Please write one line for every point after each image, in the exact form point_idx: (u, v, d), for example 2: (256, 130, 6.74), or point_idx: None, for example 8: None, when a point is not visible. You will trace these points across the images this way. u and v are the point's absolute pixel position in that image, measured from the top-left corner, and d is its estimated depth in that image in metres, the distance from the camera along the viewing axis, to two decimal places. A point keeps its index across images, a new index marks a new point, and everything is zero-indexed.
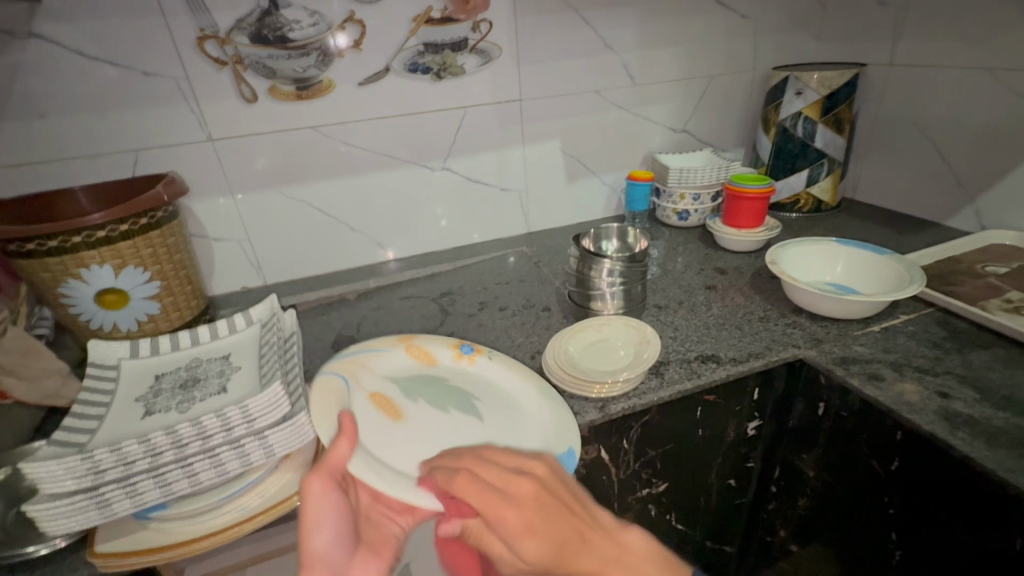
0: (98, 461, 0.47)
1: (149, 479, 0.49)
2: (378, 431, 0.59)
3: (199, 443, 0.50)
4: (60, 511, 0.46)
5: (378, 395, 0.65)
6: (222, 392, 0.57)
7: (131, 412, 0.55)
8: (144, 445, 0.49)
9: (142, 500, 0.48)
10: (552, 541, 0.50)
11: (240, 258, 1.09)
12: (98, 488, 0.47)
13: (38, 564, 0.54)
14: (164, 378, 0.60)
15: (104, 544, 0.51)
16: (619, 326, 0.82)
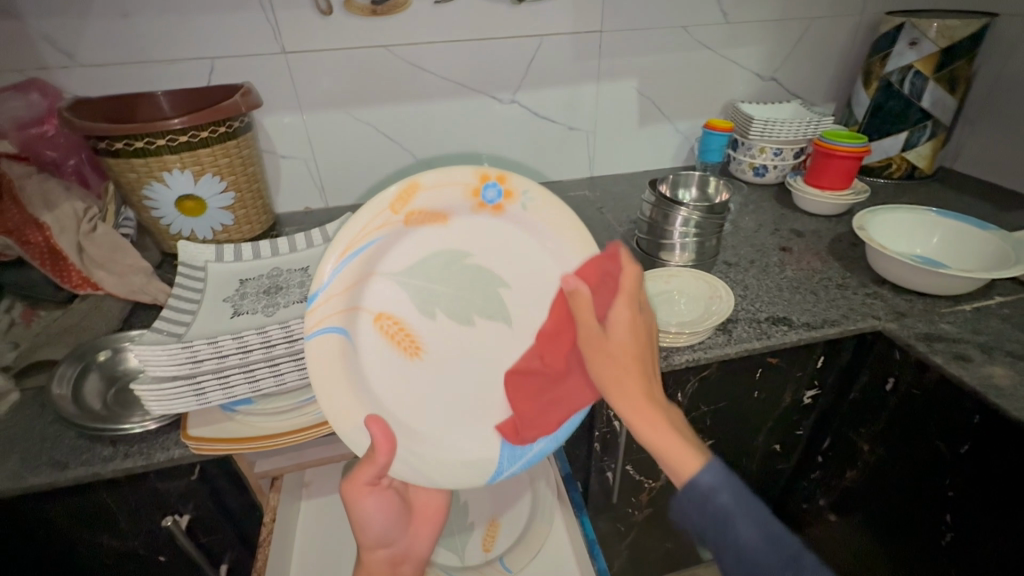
0: (197, 350, 0.50)
1: (240, 373, 0.52)
2: (386, 371, 0.56)
3: (286, 344, 0.53)
4: (164, 393, 0.50)
5: (385, 319, 0.57)
6: (305, 301, 0.59)
7: (219, 309, 0.58)
8: (237, 340, 0.51)
9: (233, 392, 0.52)
10: (621, 368, 0.51)
11: (306, 179, 1.10)
12: (196, 376, 0.50)
13: (134, 441, 0.59)
14: (248, 283, 0.62)
15: (196, 428, 0.55)
16: (688, 278, 0.80)
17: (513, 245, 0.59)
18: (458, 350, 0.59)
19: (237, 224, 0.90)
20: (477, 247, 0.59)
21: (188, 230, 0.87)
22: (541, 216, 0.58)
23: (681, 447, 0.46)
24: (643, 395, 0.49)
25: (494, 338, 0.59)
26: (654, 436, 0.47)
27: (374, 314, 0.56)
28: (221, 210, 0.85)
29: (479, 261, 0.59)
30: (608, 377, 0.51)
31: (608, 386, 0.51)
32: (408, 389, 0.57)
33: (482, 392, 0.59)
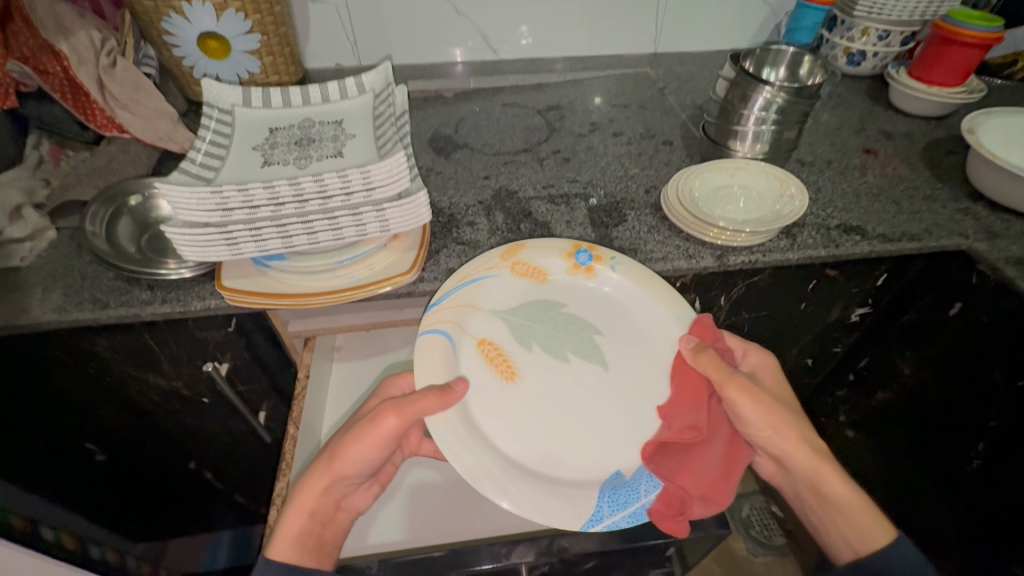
0: (227, 197, 0.46)
1: (273, 226, 0.48)
2: (484, 396, 0.56)
3: (319, 201, 0.48)
4: (195, 239, 0.47)
5: (487, 344, 0.58)
6: (339, 156, 0.53)
7: (248, 159, 0.53)
8: (268, 190, 0.47)
9: (266, 246, 0.49)
10: (788, 427, 0.58)
11: (337, 29, 0.98)
12: (226, 224, 0.47)
13: (171, 287, 0.59)
14: (278, 133, 0.57)
15: (231, 280, 0.54)
16: (757, 173, 0.70)
17: (603, 304, 0.63)
18: (555, 387, 0.58)
19: (264, 73, 0.82)
20: (572, 302, 0.63)
21: (213, 75, 0.80)
22: (626, 274, 0.62)
23: (868, 515, 0.57)
24: (812, 449, 0.59)
25: (589, 377, 0.58)
26: (834, 484, 0.59)
27: (477, 340, 0.58)
28: (247, 55, 0.77)
29: (573, 310, 0.62)
30: (780, 429, 0.58)
31: (781, 436, 0.58)
32: (501, 407, 0.56)
33: (585, 423, 0.56)
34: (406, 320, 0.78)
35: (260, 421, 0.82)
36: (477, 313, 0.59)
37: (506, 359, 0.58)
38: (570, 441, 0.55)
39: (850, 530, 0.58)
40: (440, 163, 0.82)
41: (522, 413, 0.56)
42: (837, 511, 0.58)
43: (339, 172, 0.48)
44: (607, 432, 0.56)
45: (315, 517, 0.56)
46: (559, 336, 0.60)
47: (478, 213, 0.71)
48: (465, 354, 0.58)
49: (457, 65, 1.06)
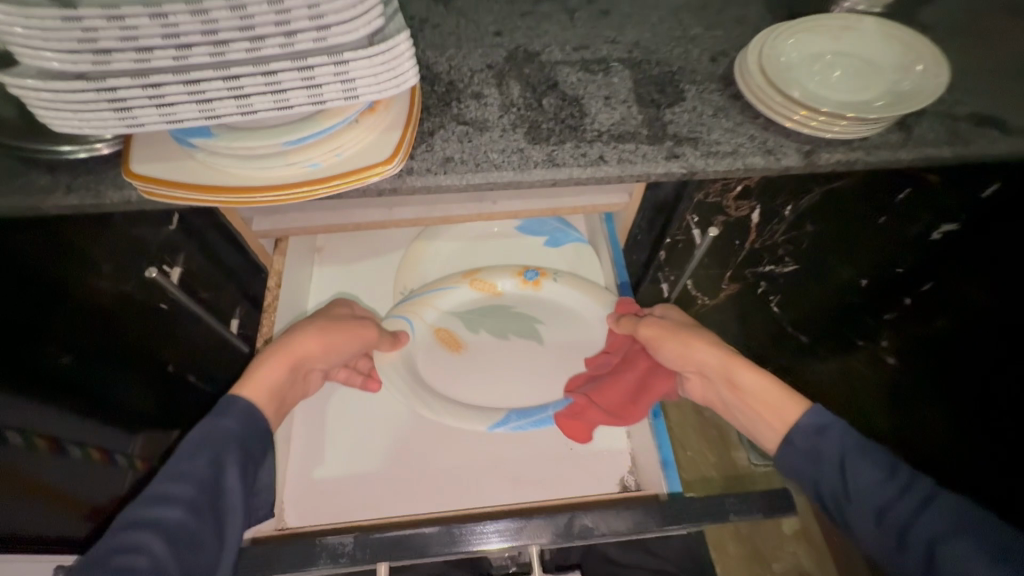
0: (93, 32, 0.29)
1: (179, 85, 0.32)
2: (437, 369, 0.64)
3: (244, 46, 0.31)
4: (66, 99, 0.32)
5: (442, 330, 0.66)
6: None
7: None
8: (157, 22, 0.30)
9: (177, 117, 0.34)
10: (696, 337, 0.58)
11: None
12: (105, 78, 0.31)
13: (78, 171, 0.45)
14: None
15: (143, 165, 0.39)
16: (873, 34, 0.51)
17: (548, 308, 0.68)
18: (496, 366, 0.65)
19: None
20: (521, 306, 0.68)
21: None
22: (571, 284, 0.68)
23: (782, 394, 0.52)
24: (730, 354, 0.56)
25: (531, 360, 0.66)
26: (753, 381, 0.54)
27: (433, 326, 0.66)
28: None
29: (521, 310, 0.68)
30: (689, 342, 0.57)
31: (687, 346, 0.58)
32: (451, 377, 0.64)
33: (528, 393, 0.64)
34: (396, 222, 0.63)
35: (232, 330, 0.72)
36: (433, 305, 0.67)
37: (457, 341, 0.66)
38: (505, 400, 0.63)
39: (771, 417, 0.52)
40: (437, 12, 0.61)
41: (468, 378, 0.64)
42: (756, 403, 0.53)
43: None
44: (536, 386, 0.64)
45: (290, 374, 0.54)
46: (505, 330, 0.67)
47: (485, 83, 0.53)
48: (421, 332, 0.65)
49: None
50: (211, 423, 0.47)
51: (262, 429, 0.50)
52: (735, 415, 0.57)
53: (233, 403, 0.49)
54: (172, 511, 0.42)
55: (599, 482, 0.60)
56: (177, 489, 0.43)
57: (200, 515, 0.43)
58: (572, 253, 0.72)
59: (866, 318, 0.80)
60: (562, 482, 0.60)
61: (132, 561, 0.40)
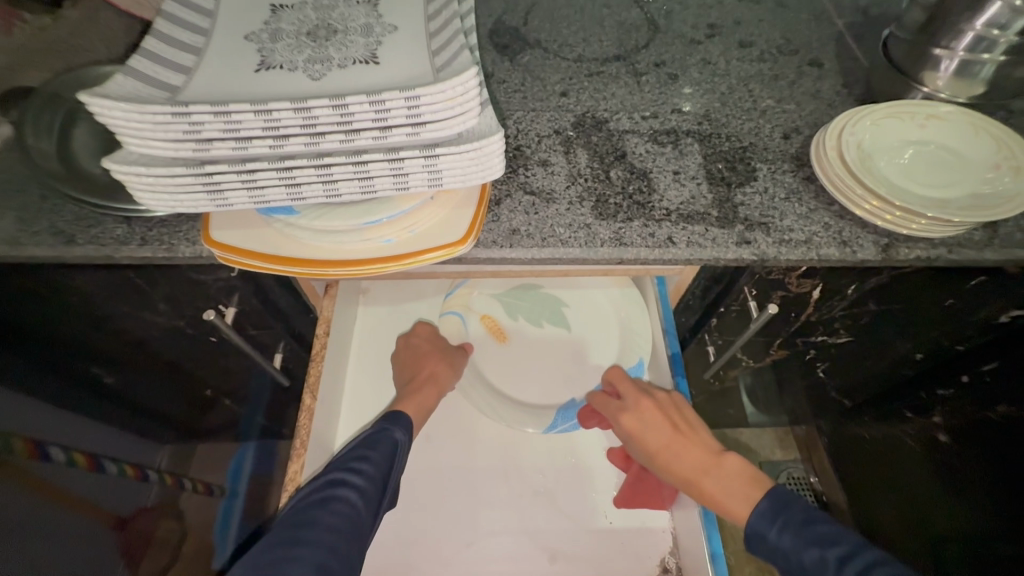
0: (201, 125, 0.30)
1: (274, 175, 0.33)
2: (484, 358, 0.66)
3: (341, 140, 0.32)
4: (165, 185, 0.32)
5: (489, 320, 0.69)
6: (371, 63, 0.34)
7: (235, 50, 0.35)
8: (263, 117, 0.31)
9: (266, 200, 0.34)
10: (656, 452, 0.55)
11: None
12: (206, 167, 0.32)
13: (152, 224, 0.46)
14: (284, 15, 0.38)
15: (222, 232, 0.40)
16: (960, 127, 0.49)
17: (574, 287, 0.71)
18: (527, 346, 0.68)
19: None
20: (549, 283, 0.71)
21: None
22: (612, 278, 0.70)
23: (753, 489, 0.50)
24: (691, 465, 0.53)
25: (557, 340, 0.68)
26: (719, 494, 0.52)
27: (482, 316, 0.69)
28: None
29: (549, 289, 0.71)
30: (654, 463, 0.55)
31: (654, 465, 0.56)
32: (495, 364, 0.66)
33: (555, 371, 0.66)
34: (447, 273, 0.62)
35: (274, 364, 0.73)
36: (481, 298, 0.70)
37: (499, 323, 0.69)
38: (545, 386, 0.65)
39: None
40: (502, 66, 0.61)
41: (506, 357, 0.67)
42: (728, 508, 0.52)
43: (374, 99, 0.31)
44: (567, 363, 0.67)
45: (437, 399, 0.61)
46: (532, 310, 0.70)
47: (554, 150, 0.52)
48: (473, 328, 0.68)
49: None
50: (383, 428, 0.53)
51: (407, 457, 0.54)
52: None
53: (400, 422, 0.55)
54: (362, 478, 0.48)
55: (638, 563, 0.58)
56: (367, 464, 0.49)
57: (378, 492, 0.48)
58: (622, 300, 0.69)
59: (916, 391, 0.73)
60: (599, 559, 0.58)
61: (332, 514, 0.45)
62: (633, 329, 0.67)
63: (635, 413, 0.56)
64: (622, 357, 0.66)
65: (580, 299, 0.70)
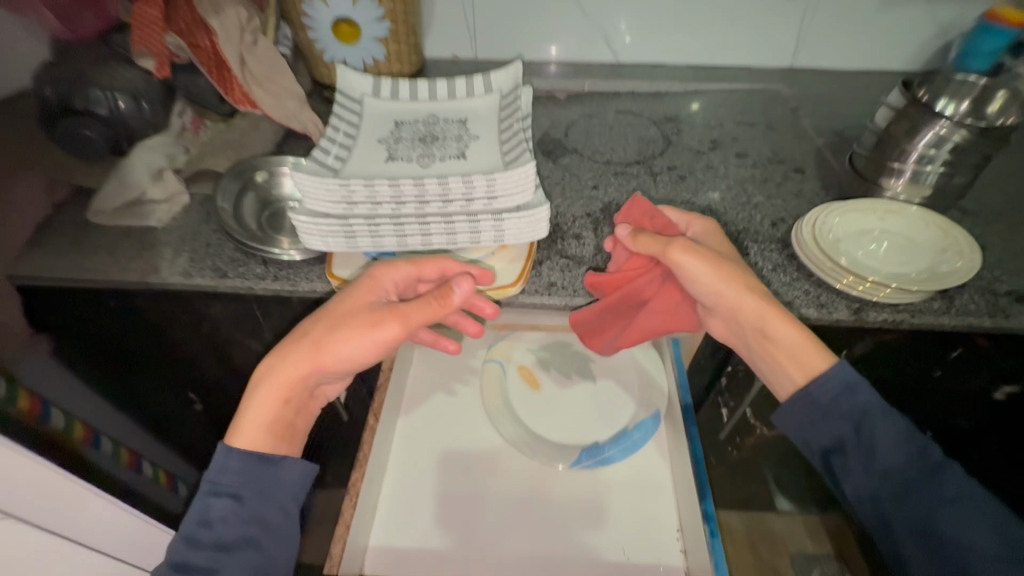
0: (353, 191, 0.48)
1: (391, 225, 0.48)
2: (521, 402, 0.77)
3: (439, 204, 0.48)
4: (319, 229, 0.49)
5: (525, 370, 0.80)
6: (461, 158, 0.52)
7: (374, 148, 0.53)
8: (393, 188, 0.48)
9: (381, 243, 0.49)
10: (725, 275, 0.55)
11: (459, 19, 0.97)
12: (348, 219, 0.49)
13: (282, 266, 0.62)
14: (404, 127, 0.56)
15: (340, 269, 0.55)
16: (913, 220, 0.62)
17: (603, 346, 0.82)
18: (557, 394, 0.78)
19: (388, 61, 0.84)
20: (580, 342, 0.83)
21: (341, 60, 0.83)
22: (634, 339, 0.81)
23: (813, 352, 0.52)
24: (759, 291, 0.55)
25: (584, 391, 0.78)
26: (785, 335, 0.53)
27: (519, 366, 0.80)
28: (375, 41, 0.79)
29: (579, 347, 0.82)
30: (717, 285, 0.55)
31: (718, 288, 0.55)
32: (529, 407, 0.77)
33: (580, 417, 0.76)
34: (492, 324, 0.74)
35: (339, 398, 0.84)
36: (519, 351, 0.81)
37: (534, 373, 0.80)
38: (570, 429, 0.75)
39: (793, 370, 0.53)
40: (546, 166, 0.79)
41: (538, 402, 0.77)
42: (781, 354, 0.53)
43: (464, 178, 0.47)
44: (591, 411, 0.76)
45: (294, 397, 0.51)
46: (564, 364, 0.81)
47: (585, 227, 0.67)
48: (510, 378, 0.79)
49: (552, 63, 1.02)
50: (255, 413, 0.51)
51: (263, 470, 0.49)
52: (754, 359, 0.56)
53: (228, 454, 0.49)
54: (210, 544, 0.47)
55: None
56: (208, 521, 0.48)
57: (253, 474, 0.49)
58: (642, 359, 0.80)
59: None
60: None
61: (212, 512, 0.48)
62: (651, 385, 0.77)
63: (709, 224, 0.62)
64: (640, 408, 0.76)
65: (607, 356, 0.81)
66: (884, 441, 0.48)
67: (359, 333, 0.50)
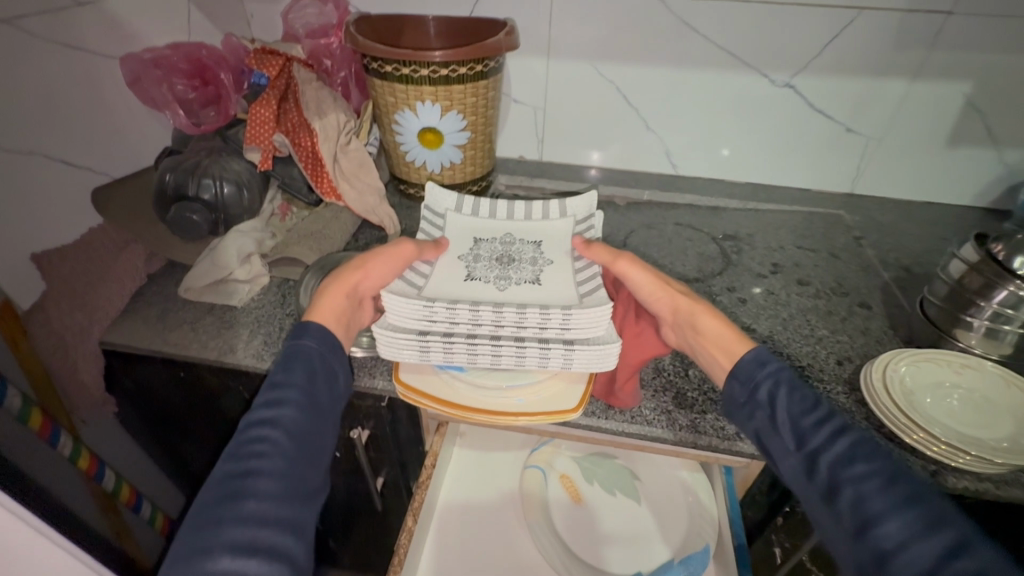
0: (435, 311, 0.53)
1: (464, 345, 0.53)
2: (561, 515, 0.74)
3: (513, 329, 0.53)
4: (397, 340, 0.53)
5: (567, 479, 0.78)
6: (535, 283, 0.60)
7: (455, 265, 0.62)
8: (472, 312, 0.54)
9: (452, 359, 0.54)
10: (658, 277, 0.60)
11: (531, 127, 1.05)
12: (427, 335, 0.54)
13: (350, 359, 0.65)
14: (482, 245, 0.65)
15: (405, 373, 0.57)
16: (987, 379, 0.60)
17: (649, 464, 0.80)
18: (599, 511, 0.75)
19: (463, 164, 0.90)
20: (624, 457, 0.81)
21: (422, 160, 0.90)
22: (684, 461, 0.78)
23: (737, 341, 0.54)
24: (683, 289, 0.59)
25: (627, 511, 0.75)
26: (712, 325, 0.55)
27: (561, 474, 0.78)
28: (455, 148, 0.85)
29: (623, 463, 0.80)
30: (656, 291, 0.59)
31: (649, 288, 0.60)
32: (569, 521, 0.74)
33: (622, 541, 0.72)
34: (539, 432, 0.72)
35: (375, 486, 0.83)
36: (562, 459, 0.80)
37: (576, 485, 0.77)
38: (609, 554, 0.71)
39: (725, 358, 0.54)
40: None
41: (578, 517, 0.74)
42: (714, 345, 0.55)
43: (541, 308, 0.53)
44: (635, 536, 0.73)
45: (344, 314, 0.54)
46: (607, 478, 0.78)
47: None
48: (549, 487, 0.77)
49: (613, 170, 1.08)
50: (295, 338, 0.50)
51: (335, 342, 0.52)
52: (697, 359, 0.58)
53: (307, 325, 0.51)
54: (293, 387, 0.46)
55: None
56: (290, 371, 0.47)
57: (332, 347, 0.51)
58: (690, 482, 0.77)
59: None
60: None
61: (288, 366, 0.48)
62: (700, 514, 0.73)
63: None
64: (688, 539, 0.72)
65: (654, 477, 0.78)
66: (788, 419, 0.47)
67: (387, 260, 0.58)
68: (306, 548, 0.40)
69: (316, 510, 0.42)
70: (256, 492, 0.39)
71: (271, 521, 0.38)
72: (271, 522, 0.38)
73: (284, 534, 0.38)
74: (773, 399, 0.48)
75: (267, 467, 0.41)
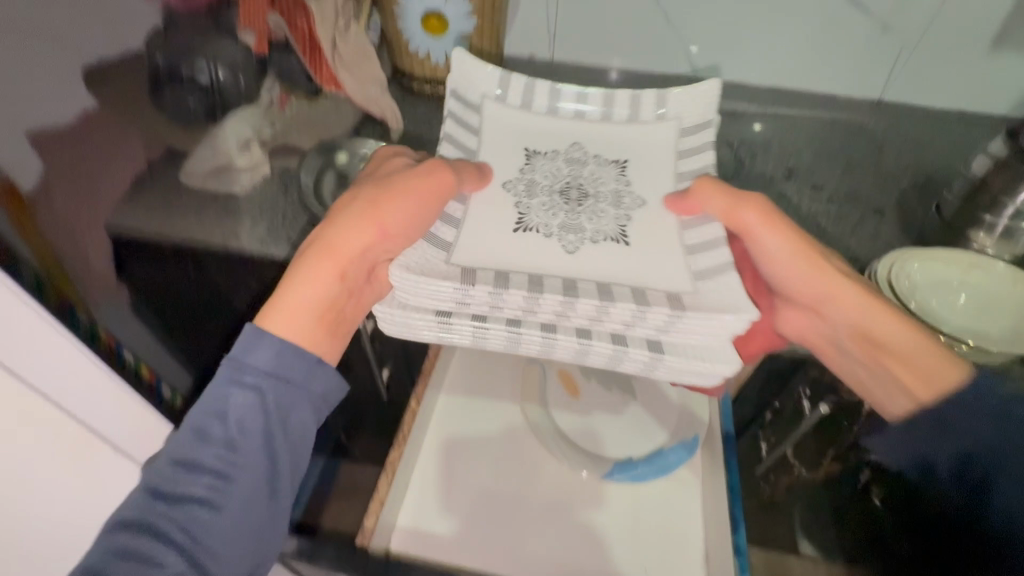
0: (473, 295, 0.51)
1: (504, 331, 0.51)
2: (558, 406, 0.77)
3: (581, 322, 0.51)
4: (424, 319, 0.52)
5: (564, 374, 0.79)
6: (622, 243, 0.59)
7: (507, 204, 0.62)
8: (527, 301, 0.51)
9: (485, 340, 0.52)
10: (794, 245, 0.57)
11: (542, 19, 0.98)
12: (454, 315, 0.52)
13: None
14: (539, 173, 0.65)
15: None
16: (991, 279, 0.59)
17: None
18: (594, 404, 0.78)
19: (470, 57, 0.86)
20: None
21: (426, 51, 0.85)
22: None
23: (931, 359, 0.52)
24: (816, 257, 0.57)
25: (621, 404, 0.78)
26: (898, 332, 0.53)
27: (559, 369, 0.80)
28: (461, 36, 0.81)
29: None
30: (784, 258, 0.58)
31: (789, 259, 0.57)
32: (565, 412, 0.77)
33: (615, 430, 0.75)
34: None
35: (382, 376, 0.87)
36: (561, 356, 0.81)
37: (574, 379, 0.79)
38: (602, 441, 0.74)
39: (916, 383, 0.52)
40: None
41: (574, 409, 0.77)
42: (909, 364, 0.53)
43: (633, 309, 0.50)
44: (628, 426, 0.76)
45: (346, 280, 0.55)
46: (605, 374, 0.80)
47: None
48: (547, 379, 0.79)
49: (627, 71, 1.02)
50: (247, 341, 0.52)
51: (300, 360, 0.53)
52: (839, 354, 0.60)
53: (263, 333, 0.52)
54: (227, 416, 0.50)
55: None
56: (231, 400, 0.49)
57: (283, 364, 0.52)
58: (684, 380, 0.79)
59: None
60: None
61: (241, 375, 0.51)
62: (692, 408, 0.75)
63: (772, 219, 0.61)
64: (678, 430, 0.75)
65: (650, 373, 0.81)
66: (981, 438, 0.48)
67: (401, 203, 0.55)
68: (216, 564, 0.48)
69: (247, 532, 0.50)
70: (178, 511, 0.48)
71: (182, 544, 0.47)
72: (184, 542, 0.47)
73: (188, 556, 0.47)
74: (960, 423, 0.49)
75: (193, 485, 0.48)
